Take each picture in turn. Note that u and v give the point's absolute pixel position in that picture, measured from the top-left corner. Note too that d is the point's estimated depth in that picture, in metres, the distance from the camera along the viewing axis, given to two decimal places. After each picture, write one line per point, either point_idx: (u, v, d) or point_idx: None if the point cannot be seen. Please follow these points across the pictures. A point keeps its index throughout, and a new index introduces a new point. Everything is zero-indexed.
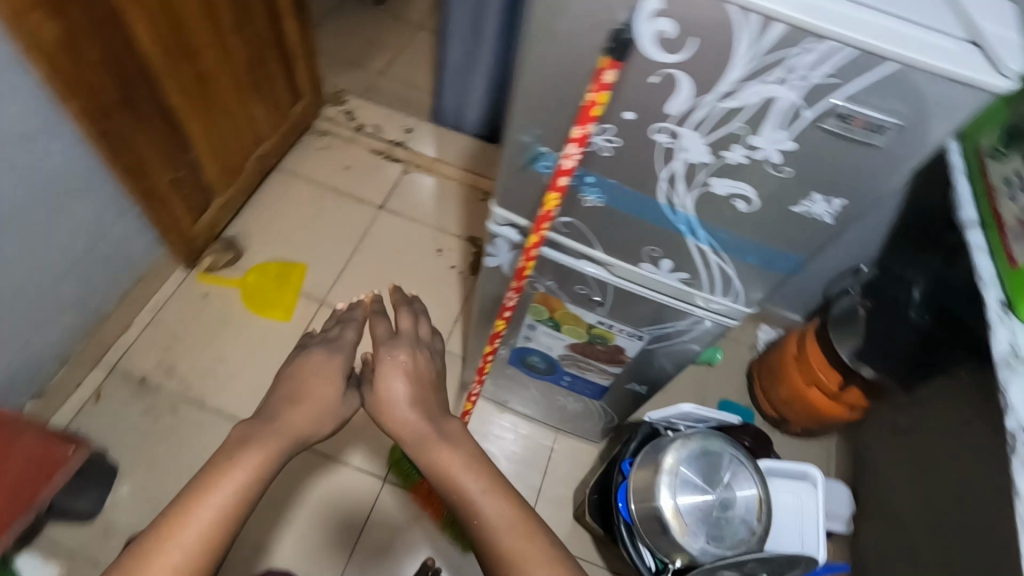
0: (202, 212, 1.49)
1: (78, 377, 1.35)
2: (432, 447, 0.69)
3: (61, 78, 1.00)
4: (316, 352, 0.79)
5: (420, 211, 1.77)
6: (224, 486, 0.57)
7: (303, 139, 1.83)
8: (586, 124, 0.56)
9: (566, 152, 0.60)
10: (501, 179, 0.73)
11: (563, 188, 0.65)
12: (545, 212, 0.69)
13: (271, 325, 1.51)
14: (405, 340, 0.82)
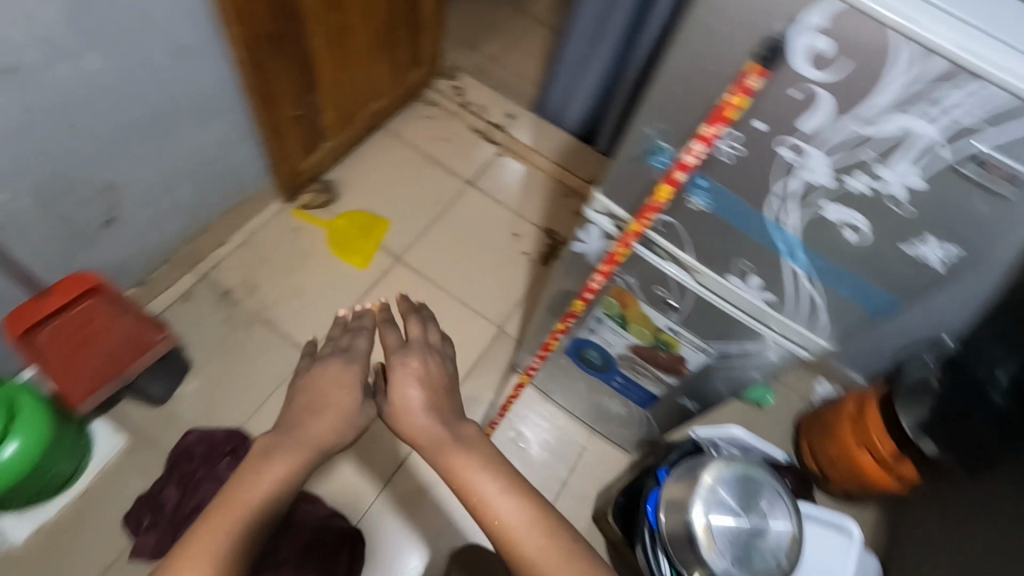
0: (311, 152, 1.59)
1: (174, 277, 1.47)
2: (448, 451, 0.69)
3: (232, 4, 1.10)
4: (331, 364, 0.80)
5: (505, 194, 1.82)
6: (249, 496, 0.62)
7: (411, 105, 1.92)
8: (717, 123, 0.59)
9: (690, 147, 0.63)
10: (612, 167, 0.76)
11: (676, 183, 0.68)
12: (652, 203, 0.72)
13: (348, 269, 1.60)
14: (416, 348, 0.82)
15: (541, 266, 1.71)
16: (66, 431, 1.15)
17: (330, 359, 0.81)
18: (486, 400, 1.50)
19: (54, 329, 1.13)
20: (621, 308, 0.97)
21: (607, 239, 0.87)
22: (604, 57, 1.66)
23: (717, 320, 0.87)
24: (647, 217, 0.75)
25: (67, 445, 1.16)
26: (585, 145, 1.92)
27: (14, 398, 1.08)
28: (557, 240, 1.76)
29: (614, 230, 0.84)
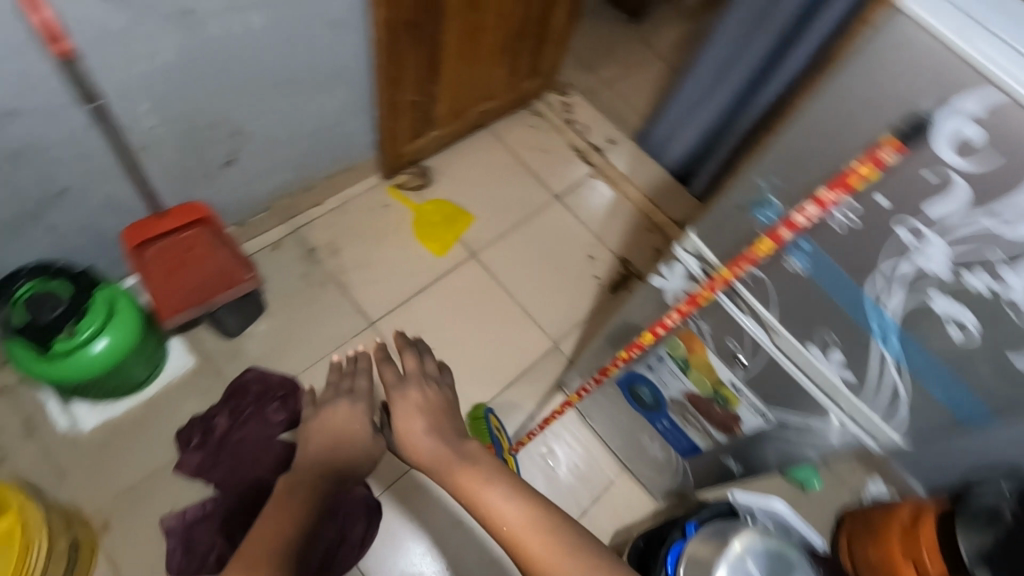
0: (417, 137, 1.66)
1: (269, 225, 1.57)
2: (453, 469, 0.69)
3: None
4: (338, 404, 0.87)
5: (589, 215, 1.84)
6: (279, 521, 0.64)
7: (519, 112, 1.97)
8: (838, 189, 0.59)
9: (801, 208, 0.63)
10: (712, 211, 0.76)
11: (779, 239, 0.68)
12: (750, 253, 0.73)
13: (425, 254, 1.65)
14: (413, 379, 0.83)
15: (609, 293, 1.71)
16: (148, 339, 1.24)
17: (334, 401, 0.88)
18: (525, 411, 1.50)
19: (162, 246, 1.23)
20: (686, 352, 0.96)
21: (689, 281, 0.87)
22: (720, 102, 1.64)
23: (786, 387, 0.85)
24: (742, 266, 0.75)
25: (146, 353, 1.25)
26: (679, 184, 1.90)
27: (114, 300, 1.17)
28: (630, 271, 1.75)
29: (700, 273, 0.84)
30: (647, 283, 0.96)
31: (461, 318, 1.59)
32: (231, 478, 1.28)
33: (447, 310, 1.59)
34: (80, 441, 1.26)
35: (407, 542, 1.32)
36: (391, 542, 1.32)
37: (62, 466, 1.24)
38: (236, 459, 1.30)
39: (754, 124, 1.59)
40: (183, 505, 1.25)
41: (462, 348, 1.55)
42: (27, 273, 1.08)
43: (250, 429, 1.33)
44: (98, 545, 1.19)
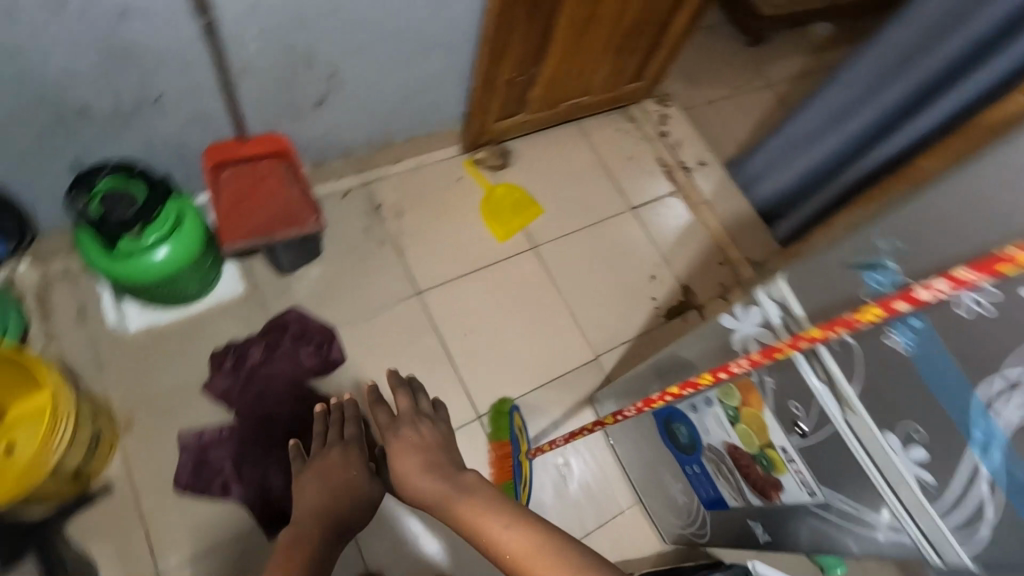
0: (506, 117, 1.61)
1: (342, 173, 1.57)
2: (454, 503, 0.77)
3: None
4: (333, 454, 0.94)
5: (660, 234, 1.76)
6: (292, 548, 0.76)
7: (612, 113, 1.89)
8: (983, 272, 0.51)
9: (932, 283, 0.54)
10: (813, 259, 0.69)
11: (892, 309, 0.59)
12: (852, 318, 0.63)
13: (486, 236, 1.62)
14: (406, 419, 0.93)
15: (663, 319, 1.63)
16: (206, 258, 1.26)
17: (329, 452, 0.95)
18: (549, 418, 1.45)
19: (237, 171, 1.26)
20: (740, 404, 0.90)
21: (765, 329, 0.80)
22: (829, 146, 1.53)
23: (846, 467, 0.76)
24: (835, 330, 0.65)
25: (201, 271, 1.27)
26: (762, 224, 1.79)
27: (181, 214, 1.18)
28: (689, 302, 1.67)
29: (780, 324, 0.77)
30: (716, 321, 0.89)
31: (507, 309, 1.54)
32: (253, 410, 1.29)
33: (496, 297, 1.55)
34: (122, 339, 1.30)
35: (405, 518, 1.31)
36: (388, 511, 1.30)
37: (101, 358, 1.28)
38: (262, 394, 1.31)
39: (861, 179, 1.47)
40: (204, 425, 1.27)
41: (502, 339, 1.51)
42: (109, 170, 1.09)
43: (278, 367, 1.34)
44: (118, 441, 1.22)
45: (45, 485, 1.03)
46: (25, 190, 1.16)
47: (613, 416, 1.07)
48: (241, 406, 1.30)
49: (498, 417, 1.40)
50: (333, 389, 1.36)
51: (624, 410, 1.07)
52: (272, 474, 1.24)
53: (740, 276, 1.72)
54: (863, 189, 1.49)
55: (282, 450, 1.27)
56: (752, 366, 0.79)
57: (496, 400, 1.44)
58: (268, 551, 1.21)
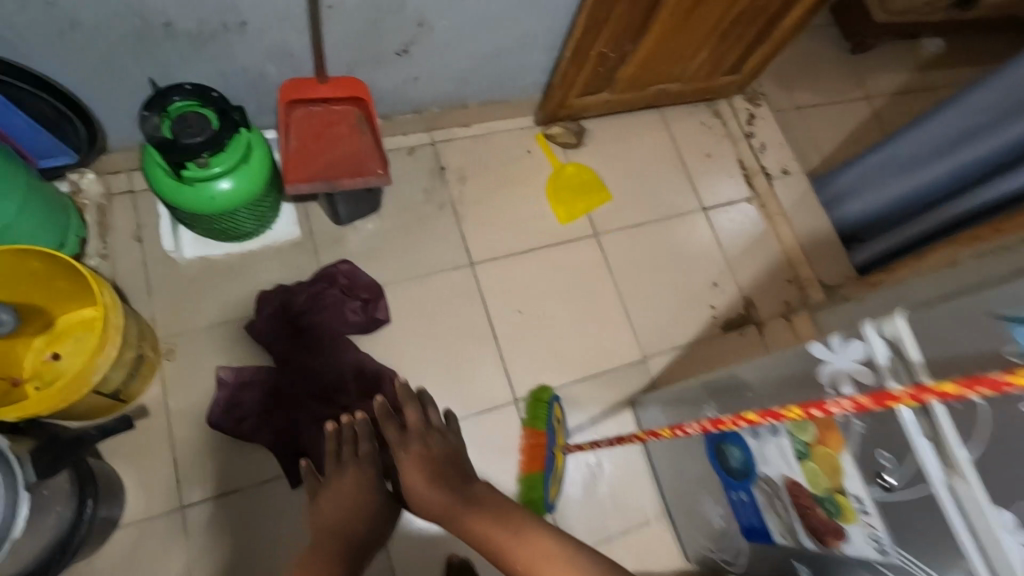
0: (589, 95, 1.52)
1: (411, 128, 1.51)
2: (461, 517, 0.90)
3: None
4: (349, 466, 1.05)
5: (729, 240, 1.66)
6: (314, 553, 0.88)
7: (697, 105, 1.78)
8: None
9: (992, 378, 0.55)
10: (958, 305, 0.64)
11: (952, 394, 0.58)
12: (925, 392, 0.60)
13: (548, 215, 1.55)
14: (415, 435, 1.06)
15: (719, 329, 1.55)
16: (267, 197, 1.23)
17: (346, 463, 1.06)
18: (587, 413, 1.39)
19: (310, 111, 1.21)
20: (813, 440, 0.83)
21: (864, 366, 0.73)
22: (935, 175, 1.40)
23: (902, 526, 0.72)
24: (976, 388, 0.56)
25: (262, 209, 1.24)
26: (840, 245, 1.68)
27: (251, 146, 1.14)
28: (749, 315, 1.58)
29: (885, 364, 0.70)
30: (805, 349, 0.82)
31: (559, 294, 1.48)
32: (291, 358, 1.25)
33: (549, 281, 1.48)
34: (174, 265, 1.29)
35: None
36: None
37: (151, 282, 1.27)
38: (301, 344, 1.27)
39: (969, 212, 1.35)
40: (243, 364, 1.26)
41: (549, 324, 1.45)
42: (186, 90, 1.05)
43: (320, 317, 1.29)
44: (159, 366, 1.22)
45: (85, 400, 1.03)
46: (98, 100, 1.14)
47: (646, 435, 0.97)
48: (281, 353, 1.26)
49: (535, 405, 1.34)
50: (374, 349, 1.33)
51: (688, 426, 0.89)
52: (303, 424, 1.21)
53: (808, 297, 1.62)
54: (969, 222, 1.37)
55: (316, 402, 1.23)
56: (856, 409, 0.68)
57: (535, 387, 1.38)
58: (290, 499, 1.20)
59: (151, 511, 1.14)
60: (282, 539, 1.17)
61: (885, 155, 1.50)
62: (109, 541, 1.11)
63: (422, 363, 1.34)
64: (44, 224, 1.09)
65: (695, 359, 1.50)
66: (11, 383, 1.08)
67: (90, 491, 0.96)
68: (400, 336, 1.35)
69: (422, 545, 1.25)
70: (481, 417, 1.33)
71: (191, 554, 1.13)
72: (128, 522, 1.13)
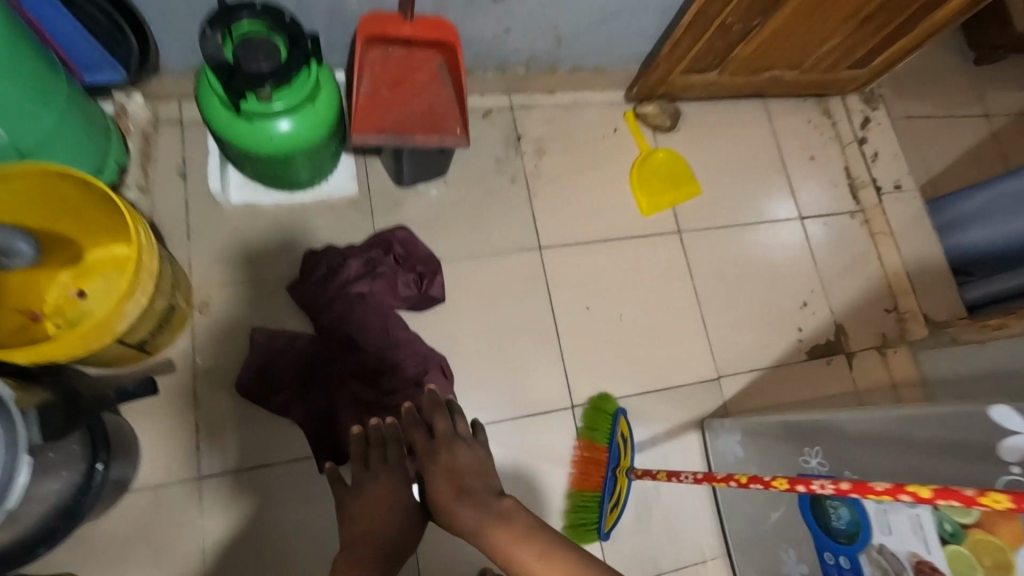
0: (695, 73, 1.34)
1: (489, 89, 1.35)
2: (493, 534, 0.78)
3: None
4: (379, 477, 0.89)
5: (825, 256, 1.47)
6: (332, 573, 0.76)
7: (806, 101, 1.58)
8: None
9: None
10: None
11: None
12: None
13: (629, 204, 1.38)
14: (443, 444, 0.87)
15: (804, 356, 1.37)
16: (328, 145, 1.08)
17: (375, 473, 0.90)
18: (648, 431, 1.24)
19: (388, 53, 1.07)
20: (974, 524, 0.70)
21: None
22: None
23: None
24: None
25: (320, 158, 1.09)
26: (949, 278, 1.48)
27: (320, 84, 1.00)
28: (839, 344, 1.40)
29: None
30: None
31: (632, 294, 1.32)
32: (334, 328, 1.12)
33: (623, 278, 1.33)
34: (218, 209, 1.16)
35: None
36: None
37: (192, 225, 1.14)
38: (347, 314, 1.13)
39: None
40: (279, 327, 1.13)
41: (618, 326, 1.29)
42: (257, 9, 0.90)
43: (370, 287, 1.15)
44: (189, 319, 1.10)
45: (107, 349, 0.91)
46: (155, 13, 1.00)
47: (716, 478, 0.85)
48: (323, 321, 1.13)
49: (596, 417, 1.18)
50: (424, 330, 1.19)
51: (814, 481, 0.72)
52: (339, 403, 1.08)
53: (908, 331, 1.43)
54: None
55: (356, 381, 1.10)
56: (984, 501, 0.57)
57: (597, 396, 1.22)
58: (319, 483, 1.08)
59: (167, 479, 1.03)
60: (304, 527, 1.06)
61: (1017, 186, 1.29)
62: (118, 506, 1.01)
63: (475, 352, 1.20)
64: (81, 143, 0.95)
65: (774, 385, 1.34)
66: (32, 317, 0.96)
67: (100, 455, 0.84)
68: (454, 319, 1.21)
69: (453, 554, 1.13)
70: (534, 422, 1.19)
71: (205, 531, 1.02)
72: (140, 488, 1.02)
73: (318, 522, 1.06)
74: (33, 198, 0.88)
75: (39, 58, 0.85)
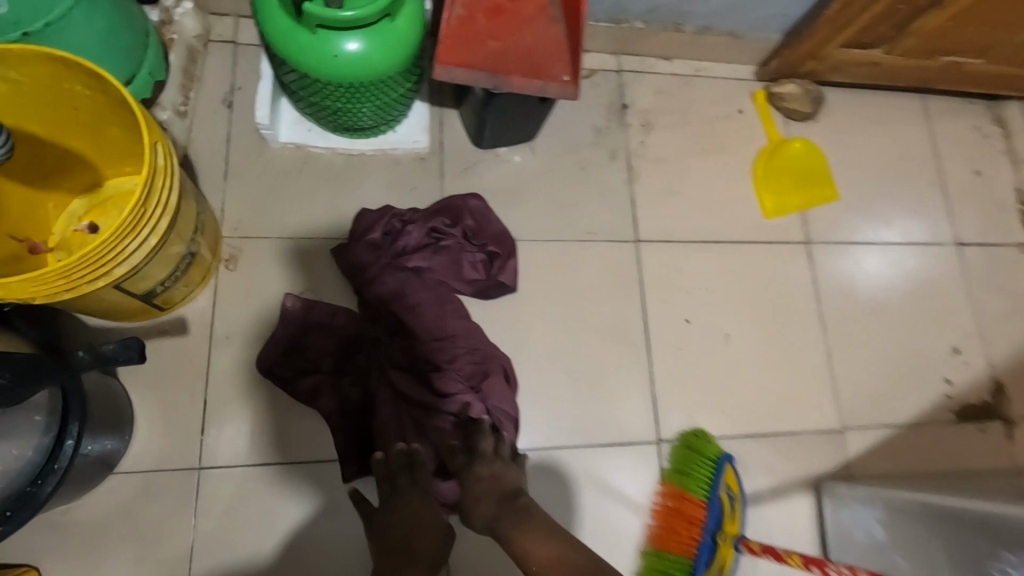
0: (856, 48, 1.07)
1: (595, 45, 1.12)
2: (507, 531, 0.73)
3: None
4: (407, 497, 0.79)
5: (986, 295, 1.18)
6: None
7: (977, 103, 1.28)
8: None
9: None
10: None
11: None
12: None
13: (749, 201, 1.13)
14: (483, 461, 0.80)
15: (951, 416, 1.09)
16: (403, 82, 0.88)
17: (401, 492, 0.79)
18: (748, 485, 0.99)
19: None
20: None
21: None
22: None
23: None
24: None
25: (392, 97, 0.89)
26: None
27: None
28: (996, 407, 1.11)
29: None
30: None
31: (742, 311, 1.07)
32: (381, 305, 0.91)
33: (733, 290, 1.07)
34: (264, 148, 0.97)
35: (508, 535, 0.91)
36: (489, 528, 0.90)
37: (231, 163, 0.96)
38: (399, 291, 0.91)
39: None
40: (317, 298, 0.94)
41: (722, 348, 1.04)
42: None
43: (432, 263, 0.94)
44: (212, 272, 0.91)
45: (105, 296, 0.73)
46: None
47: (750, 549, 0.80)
48: (370, 296, 0.91)
49: (689, 459, 0.93)
50: (488, 323, 0.98)
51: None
52: (377, 399, 0.87)
53: None
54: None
55: (401, 375, 0.89)
56: None
57: (687, 432, 0.97)
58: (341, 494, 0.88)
59: (160, 464, 0.84)
60: (317, 547, 0.86)
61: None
62: (100, 488, 0.83)
63: (546, 358, 0.98)
64: (108, 39, 0.77)
65: (911, 449, 1.06)
66: (28, 248, 0.79)
67: (70, 431, 0.65)
68: (524, 314, 0.99)
69: None
70: (609, 452, 0.96)
71: (196, 536, 0.83)
72: (129, 470, 0.84)
73: (334, 544, 0.86)
74: (37, 95, 0.70)
75: None
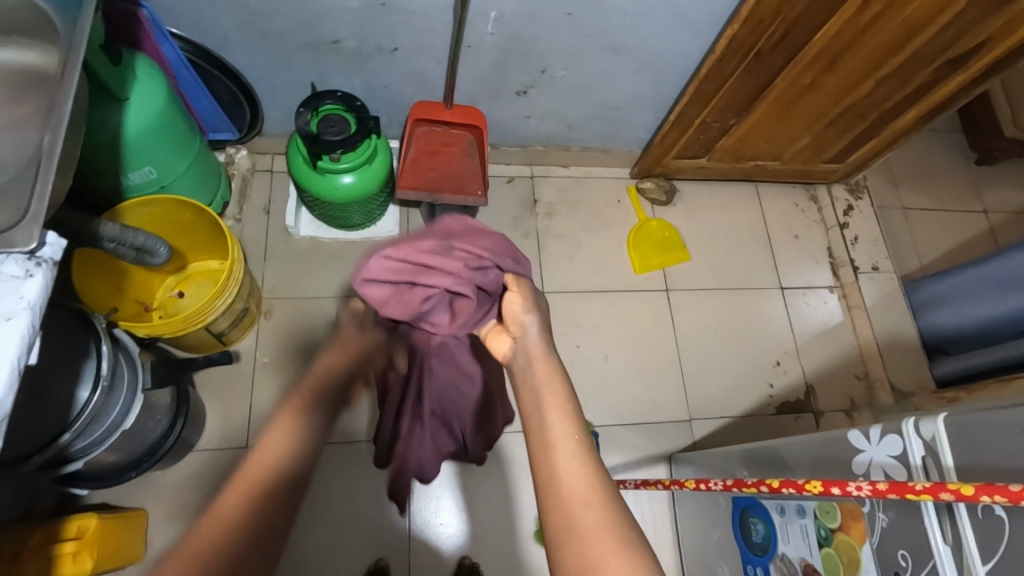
0: (686, 157, 1.59)
1: (513, 161, 1.64)
2: (542, 372, 0.74)
3: (744, 18, 1.15)
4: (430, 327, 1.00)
5: (802, 324, 1.64)
6: (264, 456, 0.68)
7: (795, 187, 1.79)
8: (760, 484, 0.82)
9: (717, 480, 0.93)
10: (994, 432, 0.64)
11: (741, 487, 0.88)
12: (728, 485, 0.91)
13: (626, 262, 1.62)
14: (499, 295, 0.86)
15: (773, 409, 1.54)
16: (380, 197, 1.39)
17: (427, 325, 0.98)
18: (621, 458, 1.45)
19: (431, 131, 1.36)
20: (838, 528, 0.84)
21: (899, 463, 0.74)
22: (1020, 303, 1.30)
23: None
24: (991, 495, 0.56)
25: (374, 206, 1.40)
26: (921, 353, 1.60)
27: (377, 151, 1.31)
28: (808, 403, 1.55)
29: (918, 464, 0.72)
30: (852, 449, 0.81)
31: (617, 341, 1.55)
32: (393, 266, 0.82)
33: (612, 325, 1.56)
34: (291, 239, 1.47)
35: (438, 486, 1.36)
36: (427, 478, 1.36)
37: (268, 250, 1.46)
38: (486, 284, 0.84)
39: None
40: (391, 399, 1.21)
41: (603, 365, 1.52)
42: (337, 95, 1.23)
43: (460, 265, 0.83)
44: (256, 321, 1.38)
45: (197, 332, 1.20)
46: (265, 91, 1.33)
47: (698, 484, 0.98)
48: (383, 273, 0.82)
49: None
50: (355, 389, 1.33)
51: (711, 481, 0.96)
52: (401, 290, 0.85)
53: (876, 398, 1.56)
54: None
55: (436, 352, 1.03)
56: (726, 489, 0.92)
57: None
58: (340, 461, 1.35)
59: (222, 443, 1.28)
60: (328, 493, 1.33)
61: (1011, 264, 1.30)
62: (183, 460, 1.25)
63: None
64: (199, 183, 1.28)
65: (740, 432, 1.51)
66: (144, 308, 1.27)
67: (182, 414, 1.12)
68: None
69: (438, 543, 1.33)
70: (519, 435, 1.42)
71: None
72: (201, 448, 1.27)
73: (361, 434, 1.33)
74: (163, 221, 1.20)
75: (186, 123, 1.18)
